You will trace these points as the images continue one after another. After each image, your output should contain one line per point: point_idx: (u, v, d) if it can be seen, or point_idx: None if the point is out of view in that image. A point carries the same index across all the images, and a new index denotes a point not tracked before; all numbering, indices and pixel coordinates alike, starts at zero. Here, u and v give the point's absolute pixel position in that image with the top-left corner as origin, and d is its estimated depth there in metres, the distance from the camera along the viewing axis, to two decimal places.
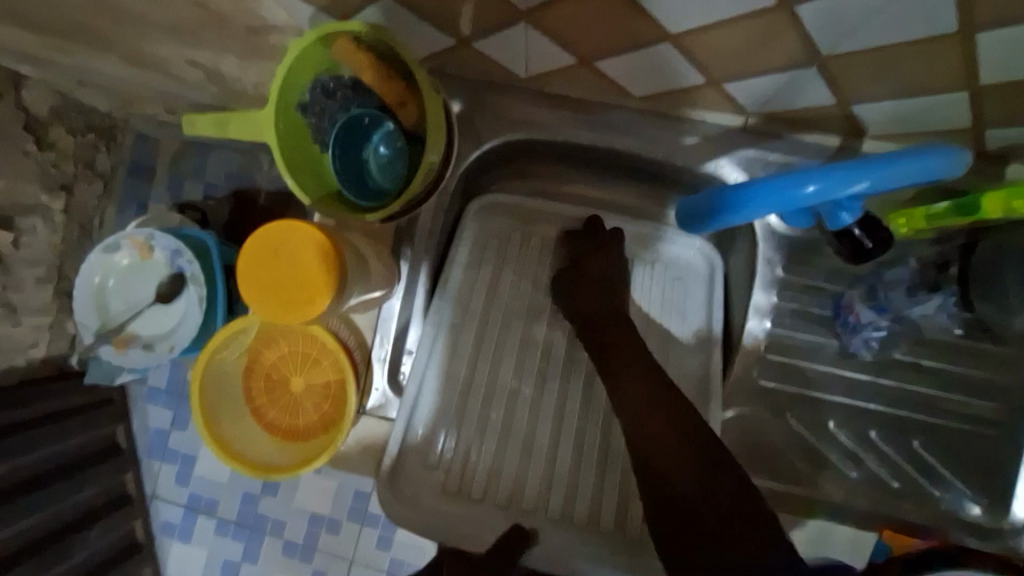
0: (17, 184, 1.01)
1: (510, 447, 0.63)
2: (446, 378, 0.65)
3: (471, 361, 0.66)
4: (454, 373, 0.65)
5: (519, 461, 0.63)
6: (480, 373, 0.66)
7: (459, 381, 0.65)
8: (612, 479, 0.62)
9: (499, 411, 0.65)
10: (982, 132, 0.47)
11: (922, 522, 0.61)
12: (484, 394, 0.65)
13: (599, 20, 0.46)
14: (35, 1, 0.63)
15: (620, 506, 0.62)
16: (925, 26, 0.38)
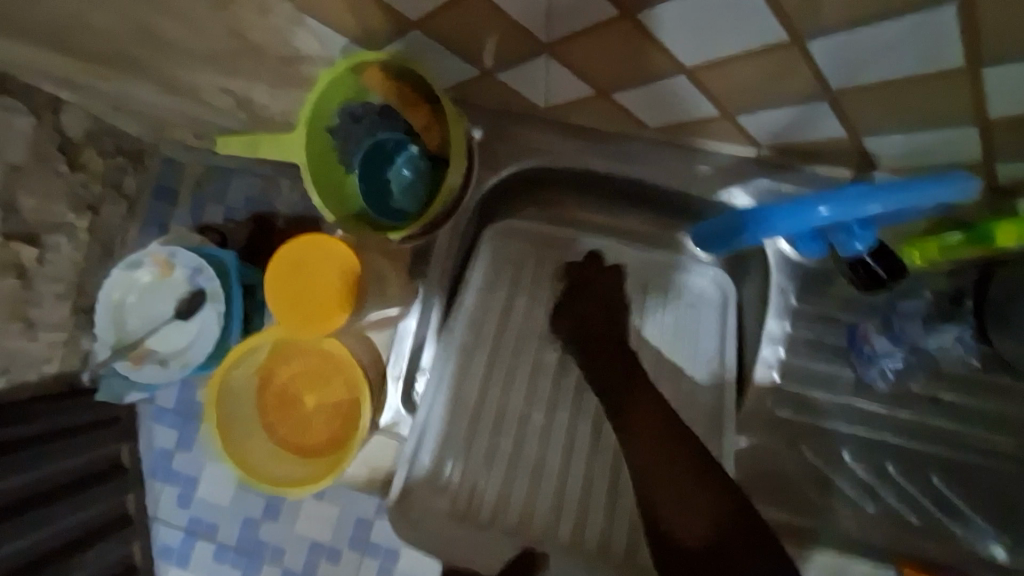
0: (46, 203, 1.03)
1: (520, 473, 0.65)
2: (457, 402, 0.66)
3: (482, 385, 0.67)
4: (465, 402, 0.67)
5: (528, 487, 0.64)
6: (490, 397, 0.67)
7: (469, 409, 0.66)
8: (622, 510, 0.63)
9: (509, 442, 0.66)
10: (993, 165, 0.48)
11: (944, 562, 0.60)
12: (493, 424, 0.66)
13: (619, 54, 0.48)
14: (85, 30, 0.67)
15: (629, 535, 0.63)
16: (933, 63, 0.40)
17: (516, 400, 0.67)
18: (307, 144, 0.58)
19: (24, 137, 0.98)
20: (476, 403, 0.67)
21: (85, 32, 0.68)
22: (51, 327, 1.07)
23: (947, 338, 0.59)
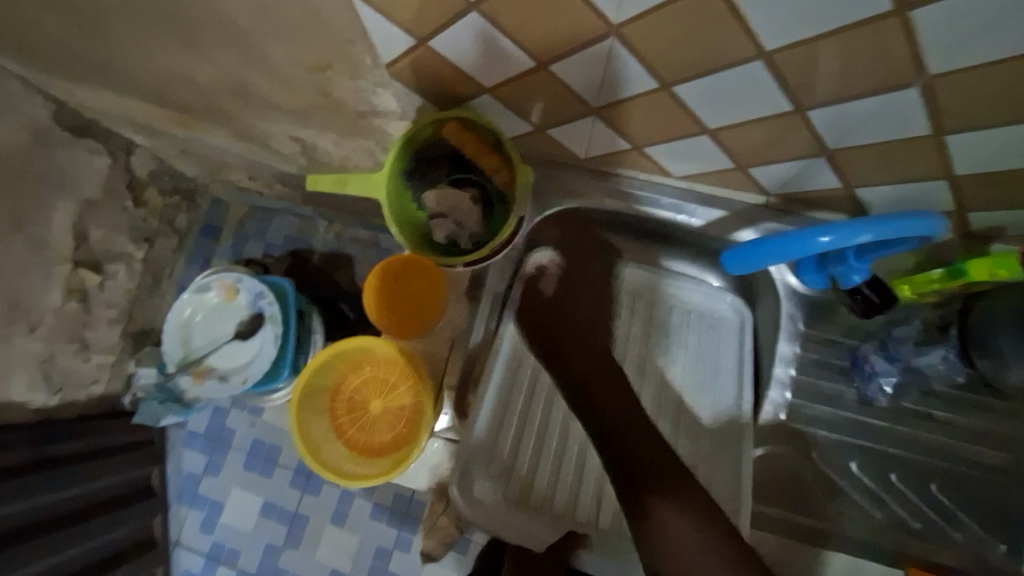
0: (111, 235, 1.14)
1: (563, 466, 0.77)
2: (504, 406, 0.76)
3: (527, 393, 0.79)
4: (514, 414, 0.76)
5: (571, 476, 0.77)
6: (535, 404, 0.79)
7: (517, 419, 0.76)
8: None
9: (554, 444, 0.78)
10: (964, 213, 0.58)
11: (951, 564, 0.65)
12: (546, 425, 0.78)
13: (652, 115, 0.59)
14: (189, 86, 0.79)
15: None
16: (909, 129, 0.50)
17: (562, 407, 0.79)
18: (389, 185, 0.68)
19: (99, 176, 1.10)
20: (525, 407, 0.78)
21: (186, 86, 0.80)
22: (102, 350, 1.14)
23: (934, 358, 0.66)
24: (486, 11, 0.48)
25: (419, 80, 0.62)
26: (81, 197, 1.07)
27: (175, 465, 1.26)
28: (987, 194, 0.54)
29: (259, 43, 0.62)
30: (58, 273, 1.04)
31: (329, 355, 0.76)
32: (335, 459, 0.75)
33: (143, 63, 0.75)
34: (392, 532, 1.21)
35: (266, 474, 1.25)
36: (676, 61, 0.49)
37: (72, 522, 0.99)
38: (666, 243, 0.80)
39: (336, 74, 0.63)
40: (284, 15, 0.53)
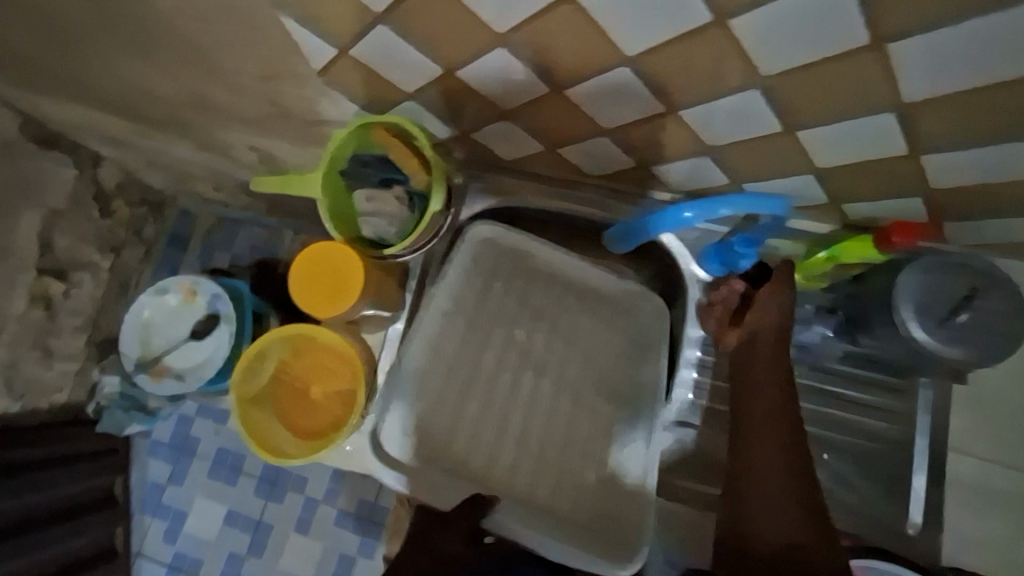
0: (78, 245, 1.16)
1: (501, 433, 0.70)
2: (434, 371, 0.70)
3: (460, 355, 0.71)
4: (435, 378, 0.70)
5: (508, 446, 0.69)
6: (468, 366, 0.71)
7: (434, 381, 0.70)
8: (605, 472, 0.68)
9: (491, 416, 0.70)
10: (841, 204, 0.62)
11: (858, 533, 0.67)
12: (473, 393, 0.71)
13: (549, 121, 0.62)
14: (147, 100, 0.83)
15: (616, 489, 0.68)
16: (760, 128, 0.54)
17: (495, 373, 0.71)
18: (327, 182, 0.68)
19: (67, 186, 1.13)
20: (451, 367, 0.71)
21: (150, 100, 0.83)
22: (66, 357, 1.15)
23: (815, 333, 0.70)
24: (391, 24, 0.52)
25: (340, 88, 0.66)
26: (46, 207, 1.10)
27: (139, 474, 1.28)
28: (857, 185, 0.58)
29: (208, 55, 0.65)
30: (23, 280, 1.07)
31: (258, 347, 0.74)
32: (282, 445, 0.70)
33: (104, 78, 0.80)
34: (355, 539, 1.22)
35: (230, 481, 1.26)
36: (564, 71, 0.52)
37: (35, 527, 1.02)
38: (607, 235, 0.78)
39: (282, 82, 0.68)
40: (225, 25, 0.57)
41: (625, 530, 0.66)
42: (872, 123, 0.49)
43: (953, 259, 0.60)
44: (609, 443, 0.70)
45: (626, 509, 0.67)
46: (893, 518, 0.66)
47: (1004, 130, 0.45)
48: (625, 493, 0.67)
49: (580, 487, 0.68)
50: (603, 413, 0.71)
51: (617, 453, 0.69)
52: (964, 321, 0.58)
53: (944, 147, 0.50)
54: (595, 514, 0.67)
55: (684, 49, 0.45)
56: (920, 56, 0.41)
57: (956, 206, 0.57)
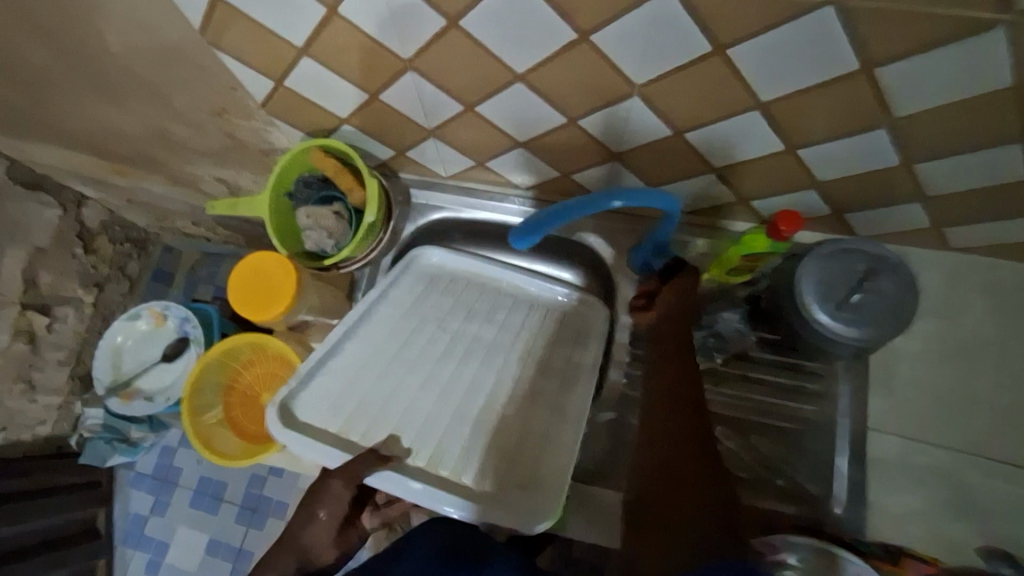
0: (62, 280, 1.16)
1: (425, 401, 0.67)
2: (366, 344, 0.71)
3: (394, 332, 0.73)
4: (367, 355, 0.71)
5: (432, 410, 0.67)
6: (402, 343, 0.72)
7: (365, 357, 0.70)
8: (533, 445, 0.66)
9: (418, 387, 0.69)
10: (747, 202, 0.68)
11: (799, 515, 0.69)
12: (404, 361, 0.70)
13: (478, 134, 0.68)
14: (117, 137, 0.89)
15: (541, 459, 0.65)
16: (652, 133, 0.60)
17: (424, 351, 0.71)
18: (273, 205, 0.77)
19: (50, 226, 1.13)
20: (386, 339, 0.72)
21: (119, 138, 0.90)
22: (49, 391, 1.16)
23: (732, 320, 0.75)
24: (314, 55, 0.59)
25: (288, 115, 0.72)
26: (31, 245, 1.10)
27: (122, 506, 1.27)
28: (752, 183, 0.64)
29: (164, 95, 0.72)
30: (6, 316, 1.07)
31: (219, 355, 0.85)
32: (227, 448, 0.83)
33: (76, 117, 0.84)
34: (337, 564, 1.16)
35: (213, 511, 1.23)
36: (469, 87, 0.59)
37: (16, 558, 1.03)
38: (550, 243, 0.85)
39: (231, 117, 0.75)
40: (181, 67, 0.65)
41: (531, 496, 0.62)
42: (746, 122, 0.54)
43: (846, 242, 0.65)
44: (535, 414, 0.68)
45: (538, 478, 0.64)
46: (819, 503, 0.68)
47: (858, 123, 0.51)
48: (543, 463, 0.64)
49: (490, 451, 0.64)
50: (532, 383, 0.70)
51: (544, 424, 0.67)
52: (857, 301, 0.63)
53: (817, 142, 0.55)
54: (505, 479, 0.63)
55: (563, 62, 0.52)
56: (756, 60, 0.47)
57: (845, 198, 0.63)
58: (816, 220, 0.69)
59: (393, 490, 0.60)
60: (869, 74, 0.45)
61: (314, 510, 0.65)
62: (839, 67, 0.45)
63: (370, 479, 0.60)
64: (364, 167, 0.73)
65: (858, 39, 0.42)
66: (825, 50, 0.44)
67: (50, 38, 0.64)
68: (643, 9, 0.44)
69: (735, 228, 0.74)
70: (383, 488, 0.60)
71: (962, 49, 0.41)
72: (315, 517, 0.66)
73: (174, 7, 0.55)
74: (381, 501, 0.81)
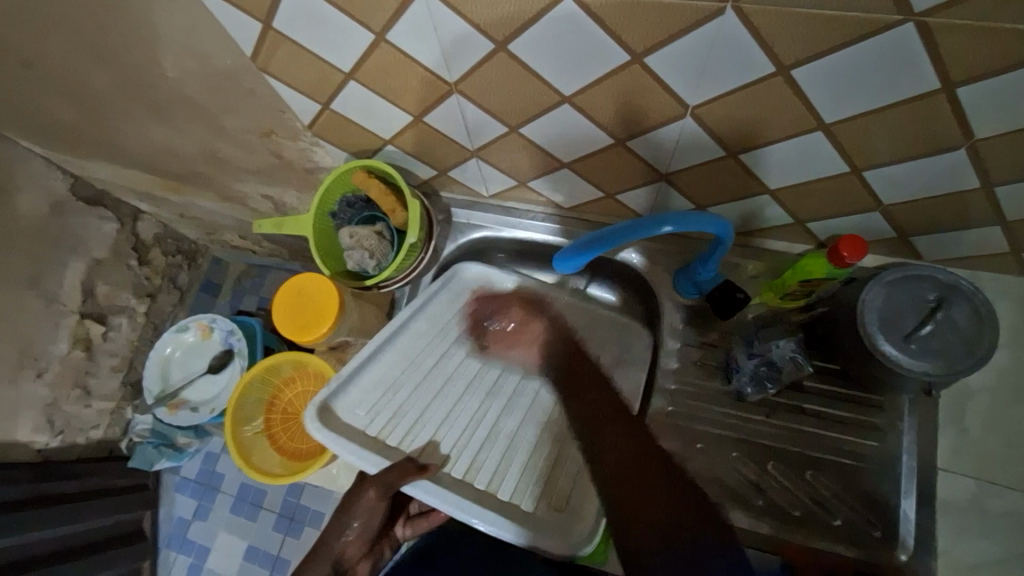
0: (117, 290, 1.21)
1: (460, 417, 0.66)
2: (404, 355, 0.70)
3: (430, 345, 0.71)
4: (404, 366, 0.69)
5: (467, 428, 0.65)
6: (438, 357, 0.71)
7: (403, 368, 0.69)
8: (571, 469, 0.64)
9: (454, 402, 0.67)
10: (804, 225, 0.65)
11: (862, 560, 0.64)
12: (440, 375, 0.69)
13: (521, 154, 0.67)
14: (171, 155, 0.91)
15: (577, 485, 0.63)
16: (705, 154, 0.57)
17: (462, 368, 0.70)
18: (315, 225, 0.77)
19: (108, 239, 1.18)
20: (424, 352, 0.71)
21: (172, 157, 0.93)
22: (103, 396, 1.21)
23: (786, 349, 0.67)
24: (361, 80, 0.60)
25: (334, 136, 0.73)
26: (90, 258, 1.15)
27: (167, 510, 1.30)
28: (809, 206, 0.61)
29: (215, 116, 0.74)
30: (66, 325, 1.12)
31: (261, 371, 0.87)
32: (268, 465, 0.84)
33: (134, 136, 0.87)
34: None
35: (251, 517, 1.25)
36: (514, 107, 0.58)
37: (67, 557, 1.06)
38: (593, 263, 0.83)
39: (279, 137, 0.77)
40: (232, 91, 0.67)
41: (566, 518, 0.61)
42: (806, 144, 0.52)
43: (914, 268, 0.61)
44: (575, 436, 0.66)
45: (571, 500, 0.62)
46: (880, 549, 0.64)
47: (933, 144, 0.47)
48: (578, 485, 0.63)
49: (525, 470, 0.63)
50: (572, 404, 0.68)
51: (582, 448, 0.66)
52: (927, 333, 0.58)
53: (883, 165, 0.52)
54: (540, 499, 0.62)
55: (614, 82, 0.50)
56: (821, 81, 0.44)
57: (912, 220, 0.58)
58: (879, 244, 0.65)
59: (429, 501, 0.58)
60: (949, 95, 0.42)
61: (347, 519, 0.67)
62: (917, 85, 0.42)
63: (406, 489, 0.59)
64: (407, 188, 0.73)
65: (937, 59, 0.39)
66: (900, 69, 0.41)
67: (110, 62, 0.66)
68: (700, 32, 0.42)
69: (790, 252, 0.70)
70: (418, 498, 0.59)
71: None
72: (348, 528, 0.67)
73: (228, 35, 0.57)
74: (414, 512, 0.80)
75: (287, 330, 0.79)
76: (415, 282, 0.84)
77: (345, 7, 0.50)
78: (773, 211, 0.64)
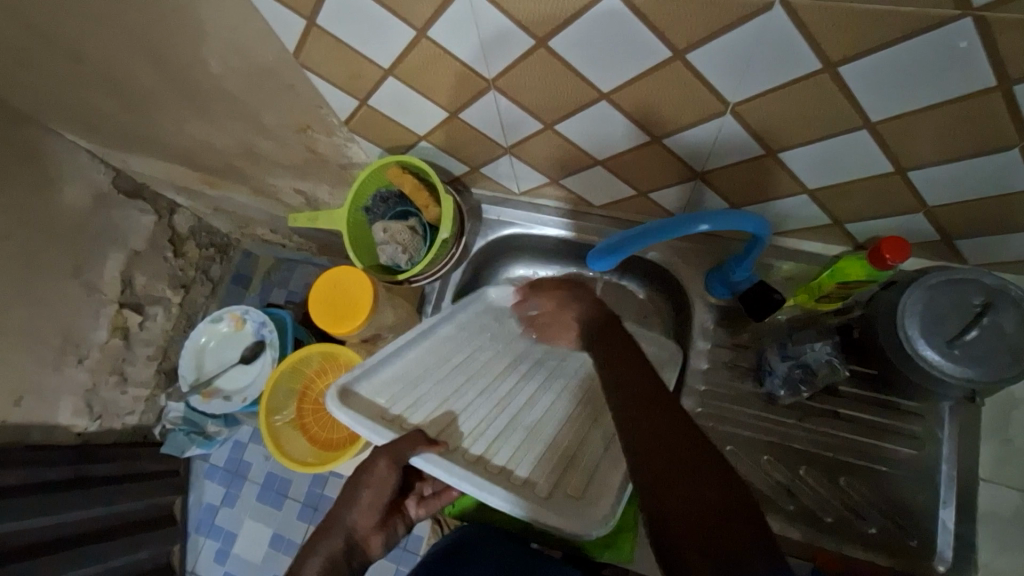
0: (153, 281, 1.24)
1: (483, 407, 0.66)
2: (430, 353, 0.70)
3: (456, 347, 0.72)
4: (431, 361, 0.69)
5: (490, 418, 0.65)
6: (463, 357, 0.71)
7: (429, 361, 0.69)
8: (586, 472, 0.62)
9: (477, 396, 0.67)
10: (843, 225, 0.63)
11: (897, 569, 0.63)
12: (464, 372, 0.69)
13: (554, 151, 0.67)
14: (208, 149, 0.94)
15: (589, 485, 0.60)
16: (743, 152, 0.57)
17: (483, 366, 0.71)
18: (348, 219, 0.78)
19: (146, 231, 1.21)
20: (450, 352, 0.71)
21: (210, 151, 0.95)
22: (138, 383, 1.24)
23: (821, 352, 0.67)
24: (399, 75, 0.61)
25: (369, 132, 0.74)
26: (129, 249, 1.18)
27: (197, 496, 1.33)
28: (848, 207, 0.60)
29: (254, 111, 0.75)
30: (105, 313, 1.16)
31: (294, 362, 0.89)
32: (300, 454, 0.86)
33: (174, 130, 0.90)
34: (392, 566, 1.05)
35: (277, 505, 1.28)
36: (551, 104, 0.58)
37: (103, 538, 1.10)
38: (623, 262, 0.84)
39: (314, 133, 0.78)
40: (272, 86, 0.68)
41: (582, 507, 0.57)
42: (849, 143, 0.50)
43: (956, 271, 0.59)
44: (591, 437, 0.66)
45: (586, 493, 0.59)
46: (917, 558, 0.63)
47: (983, 143, 0.46)
48: (596, 479, 0.61)
49: (540, 459, 0.62)
50: (586, 412, 0.69)
51: (599, 447, 0.65)
52: (972, 338, 0.57)
53: (930, 165, 0.50)
54: (558, 489, 0.59)
55: (651, 79, 0.50)
56: (868, 77, 0.43)
57: (960, 222, 0.57)
58: (920, 247, 0.63)
59: (438, 475, 0.56)
60: (1004, 92, 0.41)
61: (357, 488, 0.66)
62: (969, 82, 0.41)
63: (414, 460, 0.56)
64: (440, 183, 0.74)
65: (994, 55, 0.38)
66: (951, 68, 0.40)
67: (155, 57, 0.68)
68: (745, 27, 0.42)
69: (826, 253, 0.69)
70: (426, 471, 0.56)
71: None
72: (358, 496, 0.66)
73: (272, 31, 0.58)
74: (427, 493, 0.75)
75: (322, 322, 0.81)
76: (445, 278, 0.85)
77: (386, 4, 0.51)
78: (810, 212, 0.63)
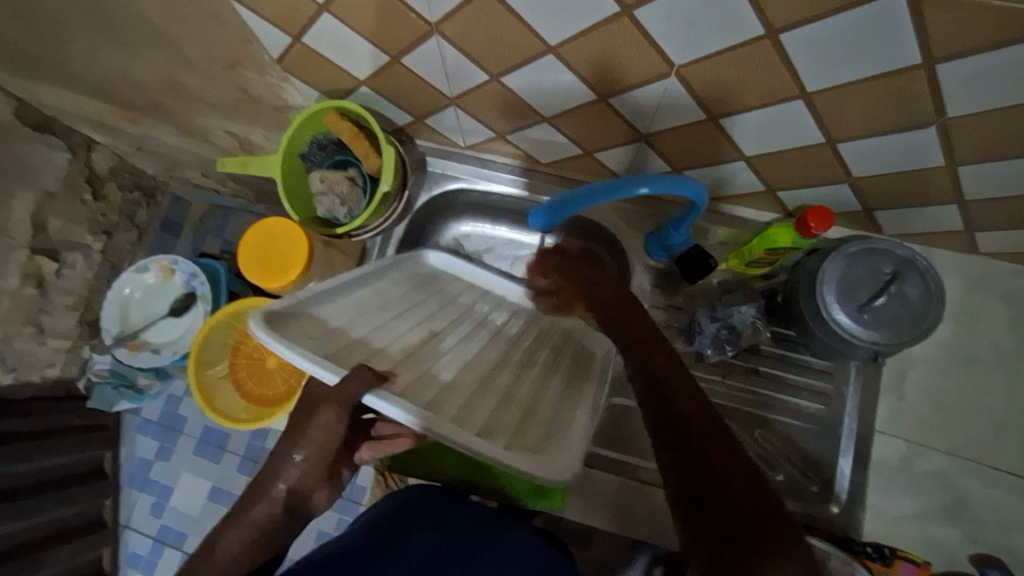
0: (72, 224, 1.14)
1: (448, 346, 0.62)
2: (378, 295, 0.64)
3: (407, 294, 0.67)
4: (377, 306, 0.62)
5: (455, 359, 0.61)
6: (417, 303, 0.67)
7: (376, 304, 0.62)
8: (539, 428, 0.55)
9: (441, 338, 0.63)
10: (775, 194, 0.66)
11: (799, 510, 0.70)
12: (418, 315, 0.65)
13: (499, 103, 0.65)
14: (125, 80, 0.85)
15: (546, 434, 0.54)
16: (685, 115, 0.57)
17: (437, 315, 0.67)
18: (282, 165, 0.74)
19: (59, 170, 1.09)
20: (400, 296, 0.66)
21: (128, 83, 0.86)
22: (58, 335, 1.14)
23: (746, 313, 0.72)
24: (335, 12, 0.56)
25: (305, 73, 0.70)
26: (40, 189, 1.06)
27: (129, 449, 1.29)
28: (780, 175, 0.62)
29: (175, 42, 0.68)
30: (15, 259, 1.04)
31: (228, 317, 0.86)
32: (232, 410, 0.84)
33: (83, 54, 0.79)
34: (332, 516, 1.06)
35: (215, 459, 1.26)
36: (499, 54, 0.56)
37: (24, 494, 1.05)
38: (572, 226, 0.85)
39: (245, 70, 0.72)
40: (193, 15, 0.61)
41: (545, 460, 0.50)
42: (785, 112, 0.52)
43: (876, 241, 0.63)
44: (544, 397, 0.62)
45: (548, 448, 0.52)
46: (818, 502, 0.70)
47: (906, 119, 0.48)
48: (556, 434, 0.55)
49: (498, 408, 0.56)
50: (528, 377, 0.65)
51: (552, 407, 0.61)
52: (879, 305, 0.61)
53: (856, 137, 0.52)
54: (514, 441, 0.51)
55: (601, 36, 0.49)
56: (807, 47, 0.44)
57: (876, 195, 0.60)
58: (843, 216, 0.66)
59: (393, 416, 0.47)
60: (927, 70, 0.42)
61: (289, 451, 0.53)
62: (896, 58, 0.42)
63: (369, 400, 0.46)
64: (381, 132, 0.71)
65: (925, 33, 0.39)
66: (886, 43, 0.41)
67: None
68: None
69: (757, 220, 0.72)
70: (380, 409, 0.46)
71: (1008, 54, 0.38)
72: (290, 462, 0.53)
73: None
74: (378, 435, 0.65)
75: (257, 278, 0.80)
76: (387, 233, 0.83)
77: None
78: (746, 179, 0.65)
